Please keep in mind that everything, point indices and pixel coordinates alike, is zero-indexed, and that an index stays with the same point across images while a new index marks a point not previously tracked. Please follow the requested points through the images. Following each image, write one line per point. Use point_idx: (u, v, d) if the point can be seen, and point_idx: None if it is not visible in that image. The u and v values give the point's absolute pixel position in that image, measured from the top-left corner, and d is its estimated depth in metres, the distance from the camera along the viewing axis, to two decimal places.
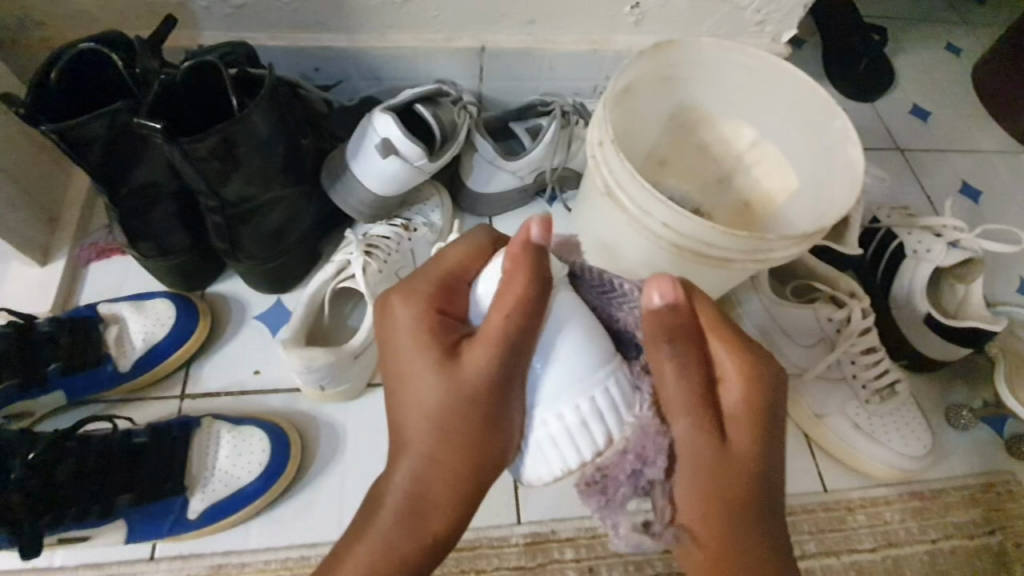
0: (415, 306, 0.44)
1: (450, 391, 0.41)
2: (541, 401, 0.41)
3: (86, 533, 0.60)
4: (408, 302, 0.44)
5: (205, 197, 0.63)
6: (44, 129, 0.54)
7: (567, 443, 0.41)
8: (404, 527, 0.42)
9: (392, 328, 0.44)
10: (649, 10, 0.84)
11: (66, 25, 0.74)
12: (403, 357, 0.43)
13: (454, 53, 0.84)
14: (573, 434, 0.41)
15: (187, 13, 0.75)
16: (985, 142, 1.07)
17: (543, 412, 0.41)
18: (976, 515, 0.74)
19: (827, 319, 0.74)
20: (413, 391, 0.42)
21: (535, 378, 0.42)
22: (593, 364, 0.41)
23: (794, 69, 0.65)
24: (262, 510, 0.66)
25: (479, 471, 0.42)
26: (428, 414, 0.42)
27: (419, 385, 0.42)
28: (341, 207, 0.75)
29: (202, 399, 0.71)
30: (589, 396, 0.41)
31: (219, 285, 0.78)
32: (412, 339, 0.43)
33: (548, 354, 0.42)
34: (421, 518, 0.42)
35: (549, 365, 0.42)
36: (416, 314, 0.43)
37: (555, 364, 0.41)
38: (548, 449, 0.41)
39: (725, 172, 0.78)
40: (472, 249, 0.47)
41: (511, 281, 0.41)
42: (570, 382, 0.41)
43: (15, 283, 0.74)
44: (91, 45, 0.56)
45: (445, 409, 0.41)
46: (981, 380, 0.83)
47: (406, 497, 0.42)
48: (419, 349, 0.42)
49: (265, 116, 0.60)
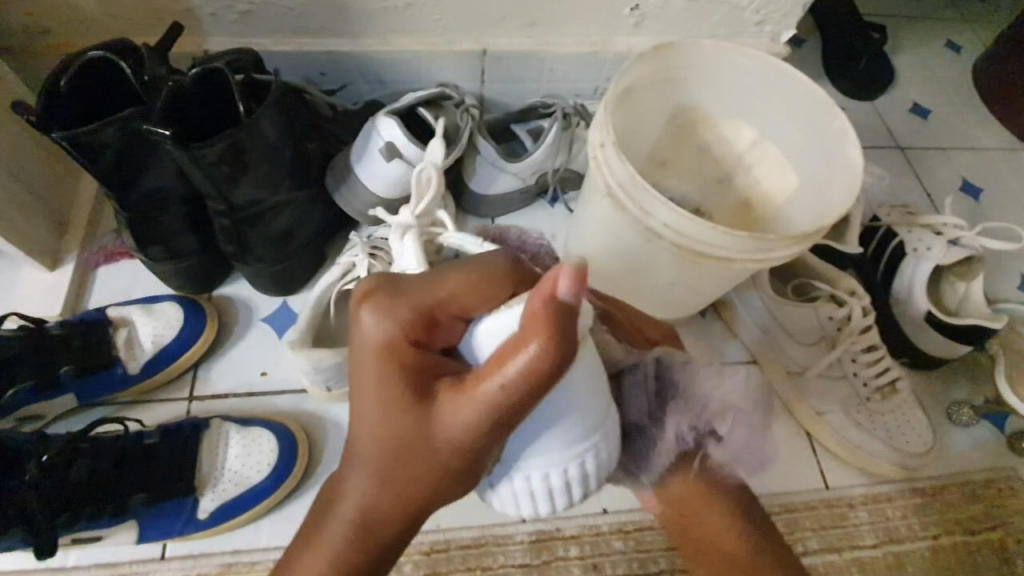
0: (390, 327, 0.39)
1: (419, 431, 0.38)
2: (531, 465, 0.44)
3: (99, 533, 0.61)
4: (383, 319, 0.39)
5: (212, 201, 0.63)
6: (57, 136, 0.55)
7: (546, 497, 0.45)
8: (348, 543, 0.40)
9: (368, 340, 0.40)
10: (649, 12, 0.85)
11: (72, 32, 0.75)
12: (366, 380, 0.39)
13: (456, 56, 0.85)
14: (552, 492, 0.45)
15: (192, 19, 0.76)
16: (985, 139, 1.08)
17: (531, 471, 0.44)
18: (977, 510, 0.75)
19: (828, 317, 0.74)
20: (373, 418, 0.39)
21: (528, 444, 0.43)
22: (584, 433, 0.43)
23: (792, 70, 0.66)
24: (271, 510, 0.66)
25: (433, 502, 0.40)
26: (387, 445, 0.39)
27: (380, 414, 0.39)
28: (345, 210, 0.76)
29: (210, 400, 0.72)
30: (575, 462, 0.44)
31: (225, 288, 0.79)
32: (386, 363, 0.39)
33: (551, 422, 0.42)
34: (369, 534, 0.40)
35: (541, 435, 0.42)
36: (389, 337, 0.39)
37: (548, 434, 0.42)
38: (523, 498, 0.45)
39: (725, 171, 0.78)
40: (477, 280, 0.40)
41: (523, 351, 0.34)
42: (560, 449, 0.43)
43: (25, 288, 0.75)
44: (102, 54, 0.58)
45: (412, 447, 0.38)
46: (982, 377, 0.84)
47: (357, 514, 0.40)
48: (386, 378, 0.39)
49: (272, 122, 0.61)
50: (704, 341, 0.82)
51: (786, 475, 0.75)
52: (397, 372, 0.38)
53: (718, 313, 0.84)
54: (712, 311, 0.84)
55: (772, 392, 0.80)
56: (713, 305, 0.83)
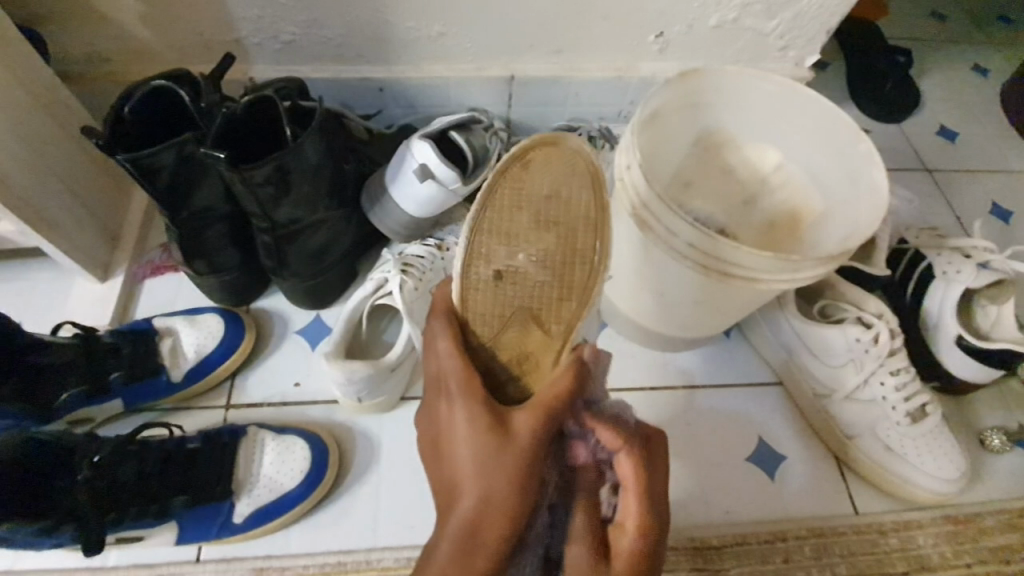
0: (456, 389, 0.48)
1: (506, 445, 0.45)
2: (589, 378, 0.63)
3: (141, 533, 0.64)
4: (448, 407, 0.48)
5: (257, 218, 0.67)
6: (120, 158, 0.60)
7: None
8: (484, 514, 0.43)
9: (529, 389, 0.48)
10: (673, 38, 0.87)
11: (129, 61, 0.82)
12: (495, 451, 0.44)
13: (485, 82, 0.89)
14: None
15: (241, 48, 0.81)
16: (1017, 161, 1.07)
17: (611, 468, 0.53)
18: (1014, 540, 0.73)
19: (856, 339, 0.72)
20: (466, 474, 0.45)
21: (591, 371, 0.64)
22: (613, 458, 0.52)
23: (818, 95, 0.67)
24: (303, 517, 0.69)
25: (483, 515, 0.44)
26: (468, 475, 0.45)
27: (474, 449, 0.45)
28: (581, 157, 0.50)
29: (247, 408, 0.75)
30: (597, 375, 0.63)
31: (262, 301, 0.83)
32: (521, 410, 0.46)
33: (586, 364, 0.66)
34: (474, 523, 0.43)
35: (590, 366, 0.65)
36: (460, 408, 0.47)
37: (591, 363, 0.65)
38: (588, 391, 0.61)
39: (750, 194, 0.78)
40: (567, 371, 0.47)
41: (556, 384, 0.46)
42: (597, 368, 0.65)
43: (80, 297, 0.80)
44: (162, 82, 0.62)
45: (503, 461, 0.44)
46: (1016, 404, 0.82)
47: (472, 509, 0.44)
48: (484, 430, 0.45)
49: (315, 145, 0.64)
50: (725, 359, 0.83)
51: (812, 498, 0.74)
52: (459, 413, 0.47)
53: (743, 333, 0.85)
54: (737, 332, 0.85)
55: (797, 413, 0.79)
56: (737, 325, 0.84)
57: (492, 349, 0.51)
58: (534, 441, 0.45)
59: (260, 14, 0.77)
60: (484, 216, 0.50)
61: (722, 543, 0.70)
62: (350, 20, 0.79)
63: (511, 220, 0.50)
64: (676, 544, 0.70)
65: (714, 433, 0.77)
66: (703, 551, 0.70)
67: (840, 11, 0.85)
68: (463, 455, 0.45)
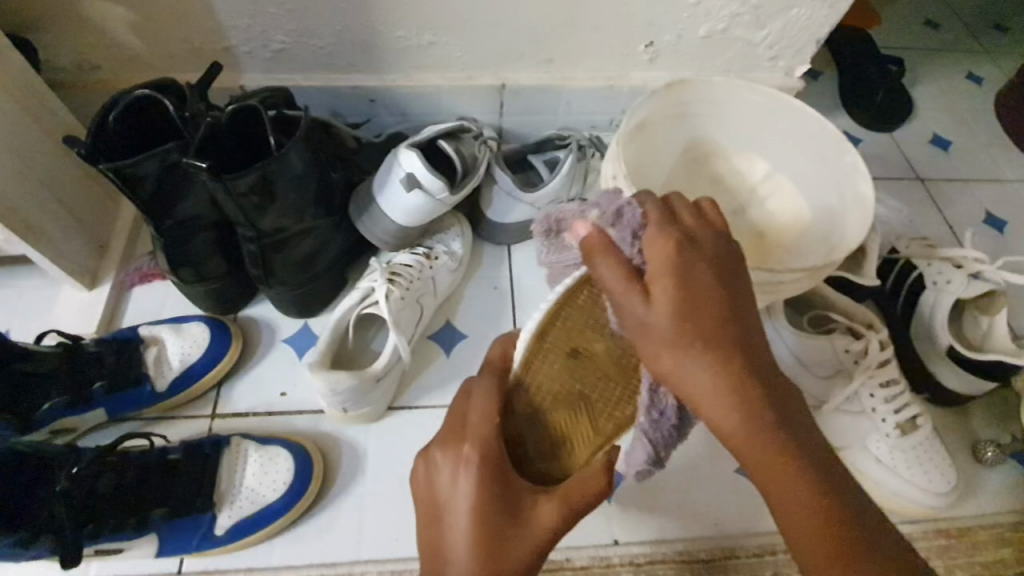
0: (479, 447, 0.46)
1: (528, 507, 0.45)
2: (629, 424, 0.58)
3: (120, 545, 0.63)
4: (457, 470, 0.45)
5: (242, 227, 0.67)
6: (102, 167, 0.59)
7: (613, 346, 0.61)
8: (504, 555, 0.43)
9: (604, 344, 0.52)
10: (663, 48, 0.87)
11: (120, 70, 0.82)
12: (516, 510, 0.44)
13: (475, 91, 0.89)
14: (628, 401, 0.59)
15: (231, 57, 0.81)
16: (1010, 171, 1.06)
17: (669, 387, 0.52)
18: (1008, 555, 0.72)
19: (844, 349, 0.73)
20: (483, 513, 0.44)
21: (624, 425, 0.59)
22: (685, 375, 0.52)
23: (805, 108, 0.69)
24: (286, 529, 0.68)
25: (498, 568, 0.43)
26: (484, 524, 0.43)
27: (493, 501, 0.44)
28: None
29: (232, 418, 0.75)
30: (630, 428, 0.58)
31: (250, 310, 0.82)
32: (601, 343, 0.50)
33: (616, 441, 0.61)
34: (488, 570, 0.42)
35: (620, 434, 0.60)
36: (478, 462, 0.45)
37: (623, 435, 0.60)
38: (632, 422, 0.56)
39: (739, 203, 0.75)
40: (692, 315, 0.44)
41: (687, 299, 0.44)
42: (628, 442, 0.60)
43: (66, 305, 0.80)
44: (146, 92, 0.62)
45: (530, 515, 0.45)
46: (1009, 415, 0.81)
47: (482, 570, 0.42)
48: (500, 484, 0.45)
49: (300, 154, 0.64)
50: None
51: None
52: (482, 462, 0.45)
53: None
54: None
55: None
56: None
57: (532, 420, 0.51)
58: (554, 532, 0.44)
59: (250, 23, 0.77)
60: (551, 327, 0.53)
61: (709, 557, 0.70)
62: (339, 29, 0.79)
63: (581, 328, 0.53)
64: (664, 557, 0.70)
65: (704, 445, 0.76)
66: (692, 565, 0.70)
67: (829, 22, 0.85)
68: (469, 520, 0.44)
